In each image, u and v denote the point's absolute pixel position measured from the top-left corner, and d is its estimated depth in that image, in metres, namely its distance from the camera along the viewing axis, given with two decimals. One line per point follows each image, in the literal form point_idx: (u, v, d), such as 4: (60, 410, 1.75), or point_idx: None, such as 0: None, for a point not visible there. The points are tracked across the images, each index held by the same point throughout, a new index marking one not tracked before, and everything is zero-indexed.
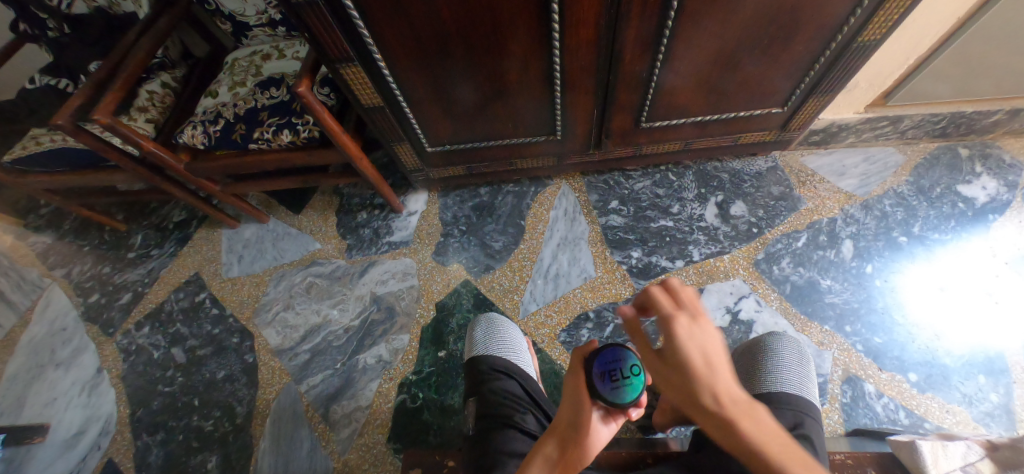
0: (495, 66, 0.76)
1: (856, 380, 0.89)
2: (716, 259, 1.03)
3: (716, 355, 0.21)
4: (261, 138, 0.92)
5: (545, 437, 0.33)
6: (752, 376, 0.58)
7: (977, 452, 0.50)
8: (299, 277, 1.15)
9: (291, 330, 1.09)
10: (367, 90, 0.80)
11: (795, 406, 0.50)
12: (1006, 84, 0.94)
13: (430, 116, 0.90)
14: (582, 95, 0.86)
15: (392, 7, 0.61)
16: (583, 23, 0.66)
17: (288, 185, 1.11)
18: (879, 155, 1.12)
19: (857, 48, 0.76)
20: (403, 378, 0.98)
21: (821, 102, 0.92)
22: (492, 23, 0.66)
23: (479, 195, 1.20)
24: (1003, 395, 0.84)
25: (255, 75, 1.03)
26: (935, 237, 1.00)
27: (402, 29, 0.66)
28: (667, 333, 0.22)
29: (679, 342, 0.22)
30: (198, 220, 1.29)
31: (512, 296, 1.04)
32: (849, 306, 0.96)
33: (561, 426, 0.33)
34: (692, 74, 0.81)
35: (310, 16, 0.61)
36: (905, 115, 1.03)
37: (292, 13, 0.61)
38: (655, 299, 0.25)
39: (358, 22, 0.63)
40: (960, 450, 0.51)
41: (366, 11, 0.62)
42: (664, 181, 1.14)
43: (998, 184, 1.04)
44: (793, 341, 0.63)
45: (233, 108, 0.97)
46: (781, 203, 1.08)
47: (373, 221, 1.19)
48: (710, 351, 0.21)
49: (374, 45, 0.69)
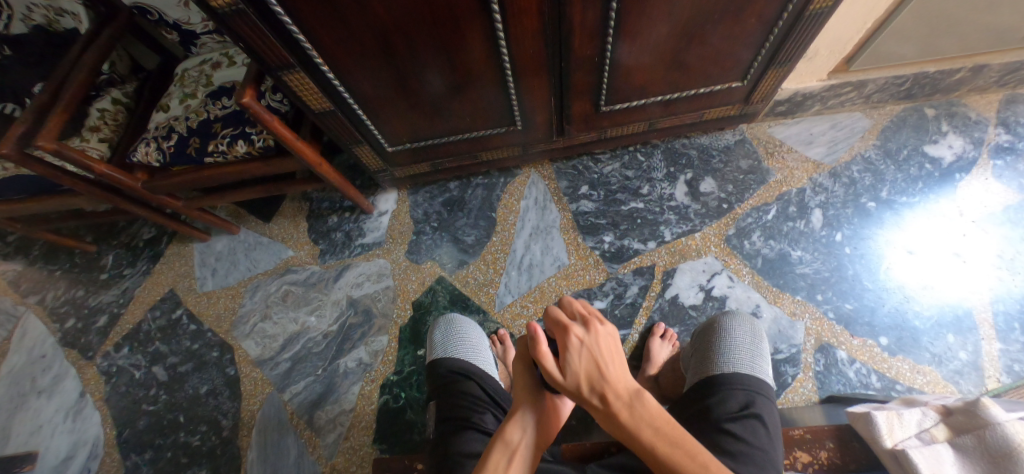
0: (445, 61, 0.75)
1: (829, 348, 0.90)
2: (687, 238, 1.03)
3: (608, 358, 0.32)
4: (216, 150, 0.92)
5: (505, 424, 0.34)
6: (709, 356, 0.64)
7: (931, 419, 0.53)
8: (274, 286, 1.14)
9: (270, 340, 1.08)
10: (315, 95, 0.79)
11: (746, 387, 0.54)
12: (969, 42, 0.93)
13: (385, 115, 0.89)
14: (537, 82, 0.85)
15: (324, 11, 0.59)
16: (525, 12, 0.65)
17: (254, 195, 1.10)
18: (846, 122, 1.12)
19: (810, 17, 0.76)
20: (384, 380, 0.98)
21: (782, 72, 0.92)
22: (433, 20, 0.65)
23: (449, 190, 1.18)
24: (972, 353, 0.86)
25: (206, 85, 1.01)
26: (904, 200, 1.01)
27: (340, 33, 0.64)
28: (572, 348, 0.32)
29: (577, 348, 0.32)
30: (169, 236, 1.27)
31: (487, 289, 1.04)
32: (820, 275, 0.96)
33: (519, 406, 0.35)
34: (647, 51, 0.80)
35: (242, 29, 0.60)
36: (869, 79, 1.03)
37: (222, 26, 0.59)
38: (558, 317, 0.34)
39: (293, 30, 0.62)
40: (915, 418, 0.54)
41: (299, 18, 0.60)
42: (633, 162, 1.13)
43: (963, 142, 1.05)
44: (747, 320, 0.71)
45: (185, 121, 0.95)
46: (750, 177, 1.08)
47: (344, 224, 1.18)
48: (596, 352, 0.32)
49: (314, 51, 0.67)
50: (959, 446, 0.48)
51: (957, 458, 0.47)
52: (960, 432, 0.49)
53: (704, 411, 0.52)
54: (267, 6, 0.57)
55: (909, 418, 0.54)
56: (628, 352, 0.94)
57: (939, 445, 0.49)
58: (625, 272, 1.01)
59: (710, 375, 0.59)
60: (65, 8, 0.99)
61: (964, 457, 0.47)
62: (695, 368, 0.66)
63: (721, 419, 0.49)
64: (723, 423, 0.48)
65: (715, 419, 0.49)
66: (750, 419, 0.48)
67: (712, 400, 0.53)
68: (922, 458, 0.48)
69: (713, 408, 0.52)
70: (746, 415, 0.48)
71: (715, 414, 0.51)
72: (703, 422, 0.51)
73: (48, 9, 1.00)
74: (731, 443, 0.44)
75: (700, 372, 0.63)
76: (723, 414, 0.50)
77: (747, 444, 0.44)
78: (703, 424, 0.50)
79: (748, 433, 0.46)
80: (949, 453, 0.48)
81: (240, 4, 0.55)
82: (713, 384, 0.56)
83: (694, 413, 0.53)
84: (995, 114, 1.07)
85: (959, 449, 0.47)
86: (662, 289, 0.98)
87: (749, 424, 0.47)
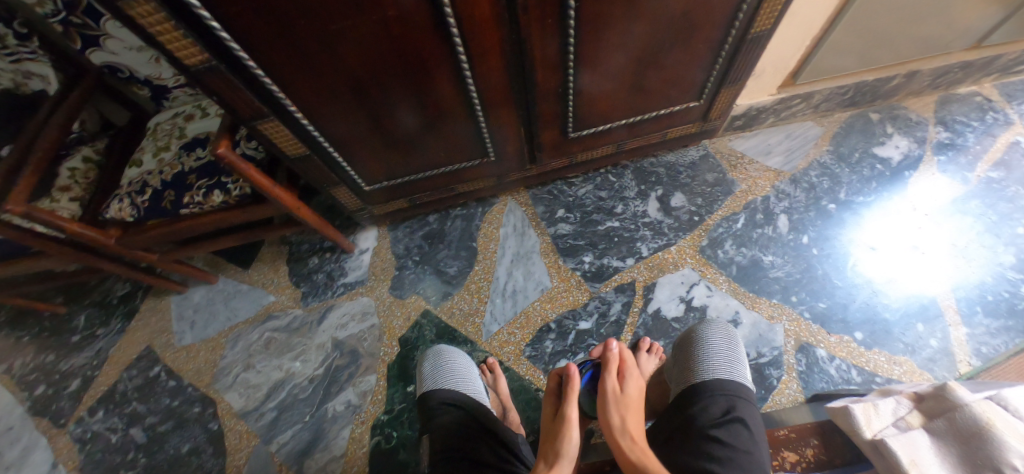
0: (417, 100, 0.80)
1: (809, 347, 0.93)
2: (664, 252, 1.06)
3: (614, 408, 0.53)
4: (191, 202, 0.93)
5: None
6: (690, 366, 0.71)
7: (903, 407, 0.63)
8: (256, 334, 1.12)
9: (253, 390, 1.05)
10: (290, 141, 0.81)
11: (727, 394, 0.62)
12: (901, 52, 1.01)
13: (359, 155, 0.91)
14: (505, 113, 0.90)
15: (295, 61, 0.62)
16: (486, 47, 0.71)
17: (232, 243, 1.09)
18: (800, 130, 1.19)
19: (753, 39, 0.83)
20: (374, 420, 0.96)
21: (734, 90, 0.98)
22: (401, 61, 0.69)
23: (428, 223, 1.20)
24: (941, 340, 0.91)
25: (179, 137, 1.02)
26: (861, 200, 1.07)
27: (312, 81, 0.68)
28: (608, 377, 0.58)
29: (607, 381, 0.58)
30: (144, 290, 1.24)
31: (474, 319, 1.04)
32: (792, 278, 1.00)
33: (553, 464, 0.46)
34: (608, 79, 0.86)
35: (213, 83, 0.62)
36: (815, 90, 1.10)
37: (194, 82, 0.61)
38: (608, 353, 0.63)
39: (266, 81, 0.64)
40: (890, 407, 0.64)
41: (270, 69, 0.63)
42: (605, 183, 1.17)
43: (908, 142, 1.13)
44: (722, 327, 0.77)
45: (159, 174, 0.96)
46: (716, 189, 1.12)
47: (325, 265, 1.18)
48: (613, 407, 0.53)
49: (288, 100, 0.70)
50: (933, 430, 0.57)
51: (930, 440, 0.56)
52: (932, 417, 0.59)
53: (691, 420, 0.60)
54: (238, 61, 0.59)
55: (886, 408, 0.64)
56: None
57: (915, 431, 0.58)
58: (607, 291, 1.03)
59: (695, 385, 0.66)
60: (33, 71, 0.99)
61: (937, 439, 0.56)
62: (678, 379, 0.72)
63: (706, 425, 0.57)
64: (708, 431, 0.55)
65: (700, 427, 0.57)
66: (732, 424, 0.56)
67: (697, 409, 0.61)
68: (902, 445, 0.56)
69: (699, 416, 0.59)
70: (728, 421, 0.57)
71: (699, 421, 0.58)
72: (691, 430, 0.58)
73: (14, 72, 0.99)
74: (719, 449, 0.52)
75: (683, 382, 0.69)
76: (707, 422, 0.57)
77: (732, 448, 0.52)
78: (690, 429, 0.58)
79: (730, 436, 0.54)
80: (925, 437, 0.57)
81: (213, 61, 0.58)
82: (696, 394, 0.64)
83: (681, 421, 0.61)
84: (933, 114, 1.16)
85: (934, 432, 0.57)
86: (645, 304, 1.00)
87: (731, 428, 0.55)
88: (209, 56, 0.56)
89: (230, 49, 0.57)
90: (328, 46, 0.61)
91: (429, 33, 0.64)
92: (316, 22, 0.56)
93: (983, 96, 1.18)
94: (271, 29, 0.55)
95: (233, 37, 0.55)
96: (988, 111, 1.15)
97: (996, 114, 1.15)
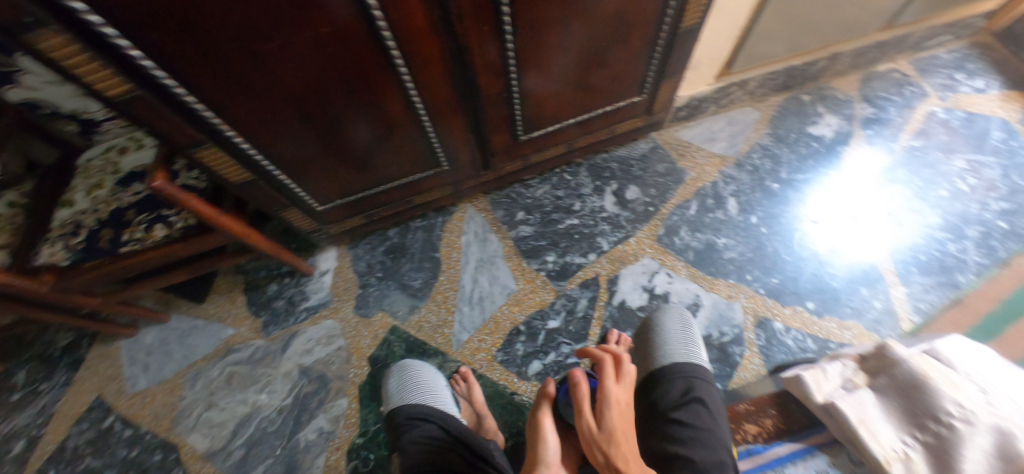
0: (362, 116, 0.79)
1: (766, 322, 0.97)
2: (623, 244, 1.08)
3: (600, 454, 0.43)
4: (131, 239, 0.88)
5: None
6: (649, 352, 0.73)
7: (849, 368, 0.66)
8: (217, 370, 1.07)
9: (218, 428, 1.00)
10: (231, 167, 0.77)
11: (685, 375, 0.64)
12: (822, 37, 1.08)
13: (307, 175, 0.89)
14: (453, 122, 0.90)
15: (227, 84, 0.60)
16: (427, 58, 0.71)
17: (181, 277, 1.04)
18: (740, 116, 1.24)
19: (685, 32, 0.87)
20: (349, 445, 0.94)
21: (673, 82, 1.03)
22: (340, 77, 0.68)
23: (389, 238, 1.18)
24: (884, 301, 0.97)
25: (114, 173, 0.97)
26: (801, 177, 1.13)
27: (248, 103, 0.66)
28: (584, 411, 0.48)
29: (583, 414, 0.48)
30: (90, 337, 1.16)
31: (443, 330, 1.03)
32: (746, 257, 1.05)
33: None
34: (553, 80, 0.88)
35: (142, 114, 0.57)
36: (749, 78, 1.16)
37: (119, 113, 0.57)
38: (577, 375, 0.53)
39: (198, 107, 0.61)
40: (837, 370, 0.66)
41: (201, 92, 0.60)
42: (562, 182, 1.19)
43: (838, 120, 1.20)
44: (677, 310, 0.80)
45: (95, 214, 0.91)
46: (667, 178, 1.16)
47: (285, 291, 1.14)
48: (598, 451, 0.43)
49: (224, 124, 0.67)
50: (877, 388, 0.60)
51: (875, 398, 0.59)
52: (875, 375, 0.62)
53: (652, 405, 0.63)
54: (166, 87, 0.56)
55: (833, 372, 0.66)
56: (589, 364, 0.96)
57: (861, 391, 0.61)
58: (572, 288, 1.04)
59: (654, 370, 0.68)
60: None
61: (880, 396, 0.59)
62: (639, 365, 0.74)
63: (668, 409, 0.60)
64: (671, 414, 0.58)
65: (663, 412, 0.60)
66: (691, 405, 0.59)
67: (657, 393, 0.63)
68: (851, 406, 0.59)
69: (660, 401, 0.62)
70: (688, 402, 0.59)
71: (661, 405, 0.61)
72: (654, 416, 0.61)
73: None
74: (682, 432, 0.55)
75: (644, 368, 0.71)
76: (669, 406, 0.60)
77: (694, 429, 0.54)
78: (654, 415, 0.61)
79: (691, 417, 0.56)
80: (870, 396, 0.60)
81: (138, 91, 0.54)
82: (656, 378, 0.66)
83: (646, 407, 0.64)
84: (857, 92, 1.24)
85: (878, 391, 0.60)
86: (610, 297, 1.02)
87: (691, 409, 0.58)
88: (133, 86, 0.53)
89: (155, 76, 0.53)
90: (262, 67, 0.60)
91: (367, 48, 0.64)
92: (245, 44, 0.55)
93: (900, 72, 1.27)
94: (196, 54, 0.53)
95: (157, 65, 0.52)
96: (905, 85, 1.25)
97: (912, 88, 1.24)
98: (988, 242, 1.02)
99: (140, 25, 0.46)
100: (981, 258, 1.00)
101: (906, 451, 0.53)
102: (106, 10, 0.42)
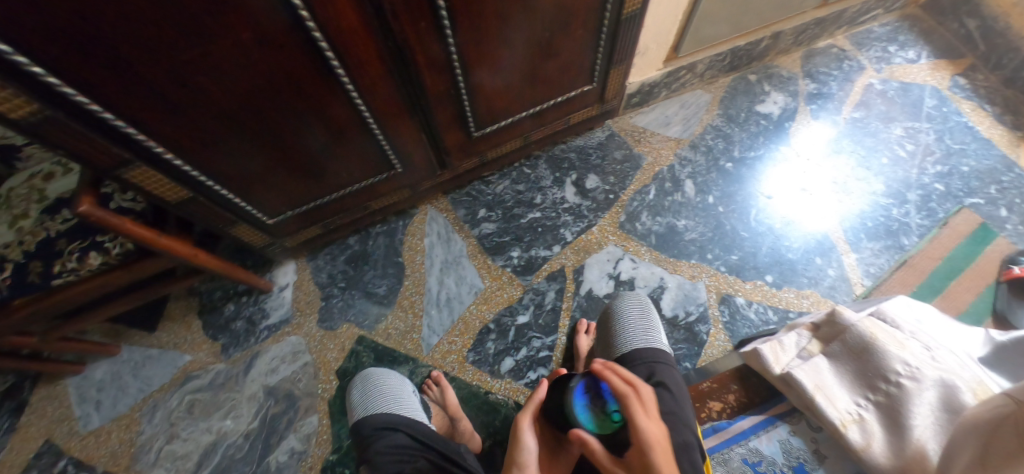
0: (304, 124, 0.76)
1: (729, 298, 0.99)
2: (587, 233, 1.09)
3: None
4: (64, 270, 0.82)
5: None
6: (613, 341, 0.75)
7: (804, 338, 0.67)
8: (176, 399, 1.02)
9: (182, 461, 0.95)
10: (167, 186, 0.72)
11: (647, 360, 0.65)
12: (761, 17, 1.11)
13: (252, 188, 0.85)
14: (402, 124, 0.88)
15: (148, 101, 0.56)
16: (367, 61, 0.69)
17: (126, 307, 0.98)
18: (692, 99, 1.27)
19: (628, 19, 0.88)
20: (323, 462, 0.91)
21: (623, 69, 1.03)
22: (275, 85, 0.65)
23: (351, 246, 1.15)
24: (837, 268, 1.01)
25: (39, 201, 0.89)
26: (753, 155, 1.16)
27: (175, 119, 0.62)
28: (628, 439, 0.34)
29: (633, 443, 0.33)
30: (31, 379, 1.08)
31: (412, 335, 1.02)
32: (706, 237, 1.07)
33: None
34: (501, 75, 0.87)
35: (54, 136, 0.53)
36: (698, 61, 1.18)
37: (28, 137, 0.52)
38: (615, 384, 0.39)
39: (120, 125, 0.57)
40: (793, 340, 0.68)
41: (121, 111, 0.56)
42: (522, 177, 1.19)
43: (784, 97, 1.24)
44: (635, 297, 0.82)
45: (19, 246, 0.83)
46: (626, 165, 1.17)
47: (243, 310, 1.10)
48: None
49: (154, 142, 0.63)
50: (832, 355, 0.62)
51: (829, 363, 0.62)
52: (828, 341, 0.64)
53: None
54: (82, 107, 0.51)
55: (790, 342, 0.68)
56: (560, 356, 0.96)
57: (816, 359, 0.63)
58: (539, 281, 1.04)
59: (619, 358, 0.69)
60: None
61: (833, 361, 0.61)
62: (605, 354, 0.75)
63: None
64: None
65: None
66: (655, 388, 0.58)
67: None
68: (807, 373, 0.61)
69: None
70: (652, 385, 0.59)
71: None
72: None
73: None
74: None
75: (609, 356, 0.72)
76: None
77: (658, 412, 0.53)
78: None
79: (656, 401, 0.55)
80: (825, 362, 0.62)
81: (48, 111, 0.49)
82: (621, 364, 0.66)
83: None
84: (800, 69, 1.29)
85: (832, 356, 0.62)
86: (577, 287, 1.03)
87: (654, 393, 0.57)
88: (41, 107, 0.48)
89: (65, 95, 0.49)
90: (186, 82, 0.56)
91: (300, 54, 0.62)
92: (163, 57, 0.51)
93: (838, 47, 1.32)
94: (109, 70, 0.49)
95: (66, 82, 0.48)
96: (844, 60, 1.30)
97: (851, 62, 1.29)
98: (927, 204, 1.07)
99: (38, 41, 0.42)
100: (923, 221, 1.05)
101: (860, 412, 0.56)
102: (0, 27, 0.38)
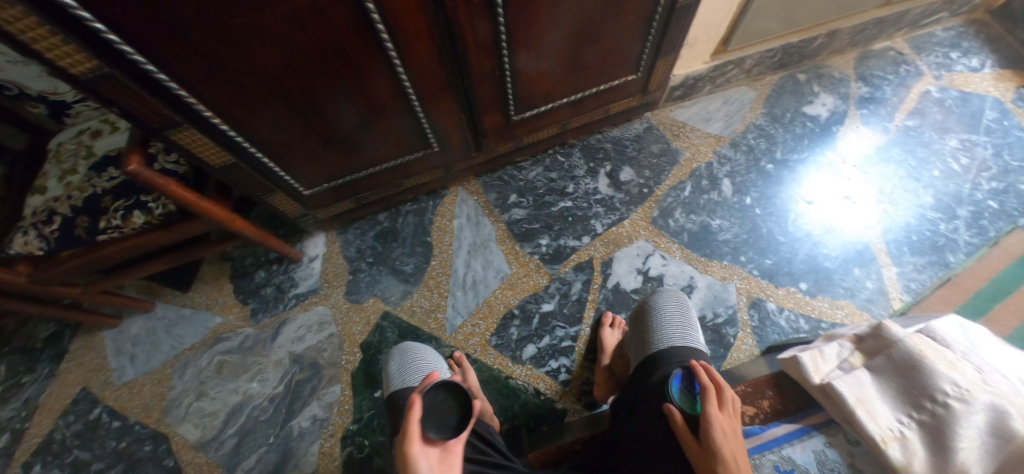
0: (347, 97, 0.76)
1: (760, 302, 0.97)
2: (617, 226, 1.07)
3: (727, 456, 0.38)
4: (108, 227, 0.84)
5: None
6: (646, 336, 0.74)
7: (846, 349, 0.65)
8: (206, 359, 1.05)
9: (210, 418, 0.98)
10: (211, 150, 0.73)
11: (681, 358, 0.64)
12: (820, 13, 1.06)
13: (291, 158, 0.86)
14: (442, 103, 0.87)
15: (201, 65, 0.56)
16: (415, 37, 0.68)
17: (164, 266, 1.01)
18: (736, 96, 1.22)
19: (683, 8, 0.84)
20: (343, 431, 0.93)
21: (670, 61, 1.00)
22: (324, 57, 0.65)
23: (380, 222, 1.16)
24: (876, 280, 0.97)
25: (87, 157, 0.91)
26: (796, 157, 1.12)
27: (225, 84, 0.62)
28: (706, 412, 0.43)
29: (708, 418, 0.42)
30: (72, 329, 1.12)
31: (436, 314, 1.02)
32: (740, 238, 1.04)
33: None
34: (544, 59, 0.85)
35: (110, 93, 0.53)
36: (746, 56, 1.14)
37: (85, 92, 0.53)
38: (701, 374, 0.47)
39: (173, 87, 0.57)
40: (834, 351, 0.66)
41: (175, 74, 0.56)
42: (555, 164, 1.17)
43: (834, 99, 1.19)
44: (672, 296, 0.81)
45: (68, 200, 0.85)
46: (662, 159, 1.15)
47: (273, 278, 1.12)
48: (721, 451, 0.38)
49: (202, 107, 0.63)
50: (875, 368, 0.60)
51: (872, 377, 0.60)
52: (871, 355, 0.62)
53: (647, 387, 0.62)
54: (139, 66, 0.52)
55: (830, 353, 0.66)
56: (583, 347, 0.96)
57: (857, 371, 0.61)
58: (566, 271, 1.03)
59: (651, 354, 0.68)
60: None
61: (876, 375, 0.59)
62: (636, 349, 0.74)
63: None
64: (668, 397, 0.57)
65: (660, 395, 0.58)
66: None
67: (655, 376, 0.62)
68: (848, 385, 0.59)
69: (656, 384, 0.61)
70: None
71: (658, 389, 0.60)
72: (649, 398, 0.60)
73: None
74: None
75: (642, 352, 0.71)
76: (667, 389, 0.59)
77: None
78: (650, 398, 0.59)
79: None
80: (867, 375, 0.60)
81: (106, 68, 0.50)
82: (655, 360, 0.65)
83: (641, 389, 0.62)
84: (853, 70, 1.23)
85: (875, 370, 0.60)
86: (604, 280, 1.02)
87: None
88: (100, 64, 0.49)
89: (124, 53, 0.49)
90: (239, 48, 0.56)
91: (351, 26, 0.61)
92: (219, 22, 0.51)
93: (896, 50, 1.26)
94: (168, 32, 0.49)
95: (126, 40, 0.48)
96: (901, 64, 1.23)
97: (908, 66, 1.23)
98: (978, 221, 1.02)
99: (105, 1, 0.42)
100: (972, 238, 1.00)
101: (902, 429, 0.53)
102: None
